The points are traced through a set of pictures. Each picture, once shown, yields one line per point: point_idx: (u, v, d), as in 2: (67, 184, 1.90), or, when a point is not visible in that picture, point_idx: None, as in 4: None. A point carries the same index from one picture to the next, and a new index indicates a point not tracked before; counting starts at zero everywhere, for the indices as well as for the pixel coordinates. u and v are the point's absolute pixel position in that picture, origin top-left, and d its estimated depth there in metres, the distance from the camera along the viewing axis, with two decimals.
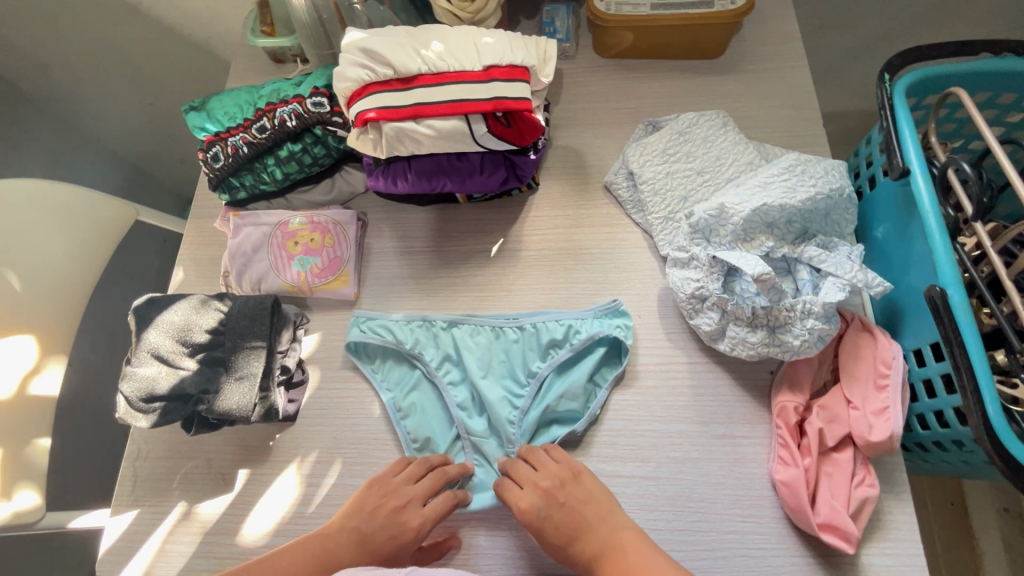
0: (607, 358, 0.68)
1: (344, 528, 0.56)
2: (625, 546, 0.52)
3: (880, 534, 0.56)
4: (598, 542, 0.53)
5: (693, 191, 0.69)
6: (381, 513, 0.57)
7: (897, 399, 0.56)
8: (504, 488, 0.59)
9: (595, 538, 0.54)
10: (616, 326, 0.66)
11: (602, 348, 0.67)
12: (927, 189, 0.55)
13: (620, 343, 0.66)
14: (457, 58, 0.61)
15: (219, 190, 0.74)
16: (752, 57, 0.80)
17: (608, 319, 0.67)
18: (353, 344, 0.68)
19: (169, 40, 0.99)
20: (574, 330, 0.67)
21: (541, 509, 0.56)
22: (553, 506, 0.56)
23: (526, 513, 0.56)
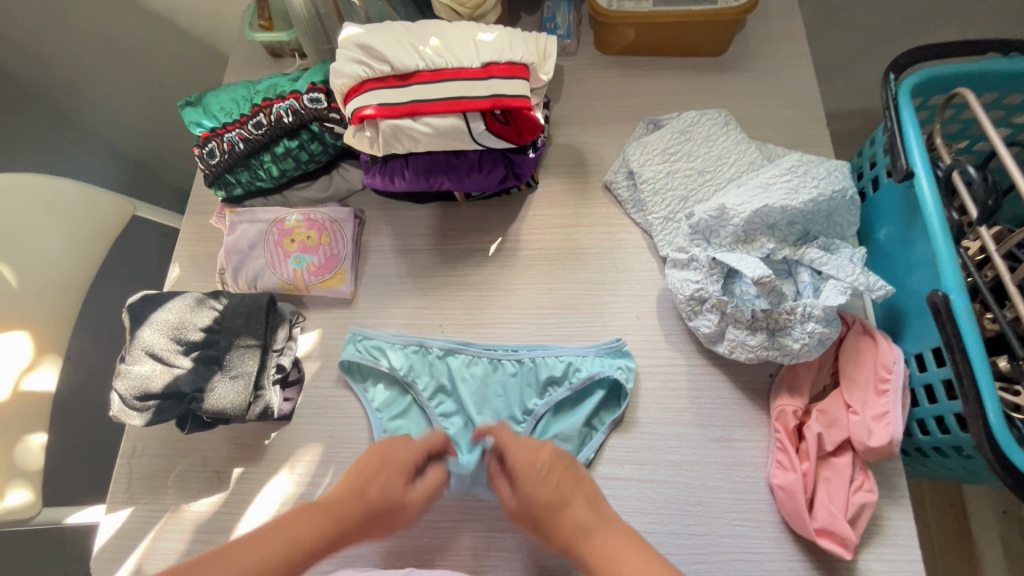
0: (606, 401, 0.65)
1: (351, 499, 0.51)
2: (607, 533, 0.47)
3: (878, 539, 0.56)
4: (583, 518, 0.49)
5: (694, 192, 0.68)
6: (382, 480, 0.54)
7: (898, 403, 0.56)
8: (507, 439, 0.58)
9: (578, 515, 0.50)
10: (617, 367, 0.64)
11: (601, 391, 0.65)
12: (930, 191, 0.54)
13: (620, 386, 0.64)
14: (455, 54, 0.61)
15: (215, 186, 0.73)
16: (755, 55, 0.79)
17: (608, 358, 0.65)
18: (346, 362, 0.67)
19: (167, 33, 0.98)
20: (574, 367, 0.66)
21: (539, 465, 0.54)
22: (552, 467, 0.54)
23: (522, 467, 0.55)
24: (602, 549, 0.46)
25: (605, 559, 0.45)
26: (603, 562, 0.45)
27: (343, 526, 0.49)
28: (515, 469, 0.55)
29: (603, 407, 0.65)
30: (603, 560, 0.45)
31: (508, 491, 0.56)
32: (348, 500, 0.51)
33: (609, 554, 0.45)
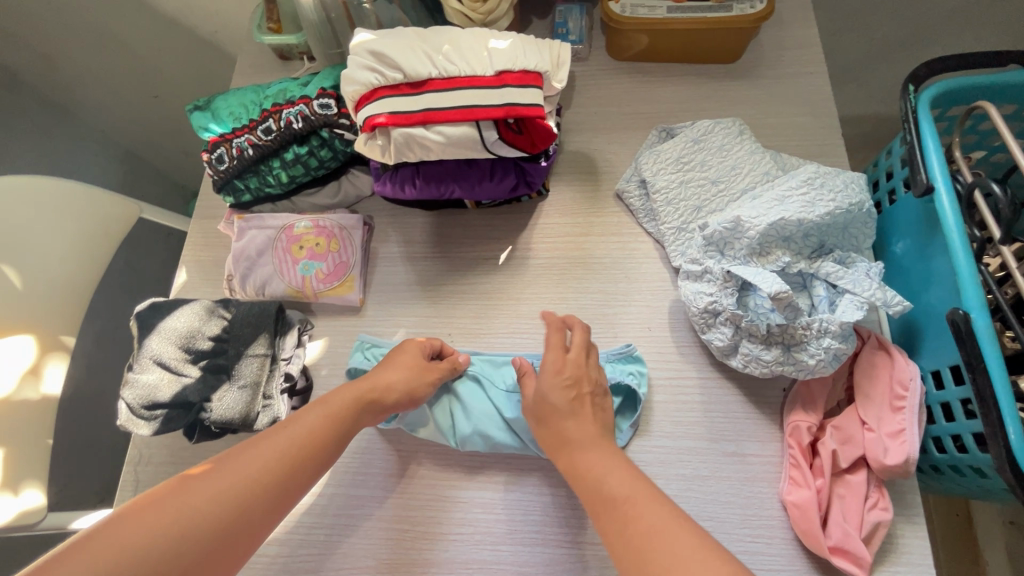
0: (621, 408, 0.64)
1: (354, 389, 0.57)
2: (602, 451, 0.53)
3: (892, 558, 0.55)
4: (587, 433, 0.55)
5: (707, 201, 0.68)
6: (392, 367, 0.59)
7: (914, 421, 0.55)
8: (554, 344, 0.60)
9: (584, 428, 0.55)
10: (630, 373, 0.64)
11: (615, 398, 0.64)
12: (952, 206, 0.53)
13: (634, 393, 0.63)
14: (468, 62, 0.60)
15: (223, 192, 0.73)
16: (769, 63, 0.78)
17: (621, 364, 0.65)
18: (354, 370, 0.66)
19: (174, 34, 0.97)
20: None
21: (567, 372, 0.58)
22: (580, 380, 0.58)
23: (555, 370, 0.58)
24: (596, 463, 0.51)
25: (599, 471, 0.51)
26: (598, 475, 0.50)
27: (348, 419, 0.55)
28: (546, 366, 0.59)
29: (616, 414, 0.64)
30: (593, 469, 0.51)
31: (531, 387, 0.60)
32: (347, 393, 0.56)
33: (602, 468, 0.51)
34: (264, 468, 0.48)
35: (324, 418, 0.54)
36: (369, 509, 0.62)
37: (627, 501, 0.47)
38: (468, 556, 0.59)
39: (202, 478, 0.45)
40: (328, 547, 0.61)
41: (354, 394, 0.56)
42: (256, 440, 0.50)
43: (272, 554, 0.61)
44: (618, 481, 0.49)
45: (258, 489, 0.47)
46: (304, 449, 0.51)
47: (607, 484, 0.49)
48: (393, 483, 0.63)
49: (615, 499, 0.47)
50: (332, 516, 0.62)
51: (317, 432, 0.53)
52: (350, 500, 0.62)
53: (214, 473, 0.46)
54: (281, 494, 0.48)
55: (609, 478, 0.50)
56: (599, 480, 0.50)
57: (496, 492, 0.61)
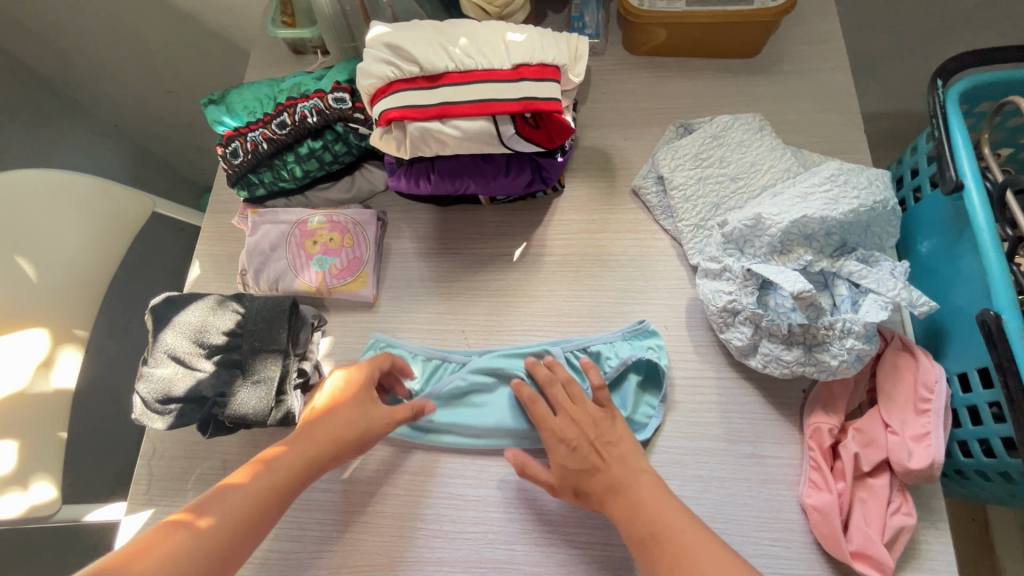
0: (645, 386, 0.65)
1: (298, 441, 0.57)
2: (635, 485, 0.54)
3: (914, 564, 0.54)
4: (616, 472, 0.55)
5: (726, 199, 0.67)
6: (341, 415, 0.59)
7: (938, 424, 0.54)
8: (536, 407, 0.60)
9: (609, 468, 0.55)
10: (647, 348, 0.64)
11: (636, 374, 0.65)
12: (982, 204, 0.51)
13: (656, 367, 0.64)
14: (485, 55, 0.59)
15: (237, 186, 0.72)
16: (790, 57, 0.77)
17: (637, 340, 0.65)
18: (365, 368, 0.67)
19: (188, 28, 0.97)
20: (605, 355, 0.65)
21: (569, 434, 0.58)
22: (580, 433, 0.58)
23: (555, 436, 0.58)
24: (629, 505, 0.53)
25: (635, 509, 0.52)
26: (630, 515, 0.52)
27: (297, 471, 0.56)
28: (548, 436, 0.59)
29: (640, 389, 0.64)
30: (628, 511, 0.53)
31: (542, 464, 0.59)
32: (294, 447, 0.57)
33: (637, 503, 0.53)
34: (208, 533, 0.50)
35: (270, 475, 0.55)
36: (381, 505, 0.61)
37: (654, 539, 0.51)
38: (481, 555, 0.58)
39: (147, 548, 0.48)
40: (340, 543, 0.60)
41: (301, 445, 0.57)
42: (201, 505, 0.52)
43: (285, 550, 0.60)
44: (650, 513, 0.52)
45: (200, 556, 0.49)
46: (249, 512, 0.52)
47: (641, 522, 0.52)
48: (405, 480, 0.62)
49: (658, 538, 0.50)
50: (346, 513, 0.61)
51: (261, 491, 0.54)
52: (363, 496, 0.62)
53: (160, 540, 0.49)
54: (225, 555, 0.50)
55: (646, 512, 0.52)
56: (642, 523, 0.52)
57: (509, 491, 0.61)
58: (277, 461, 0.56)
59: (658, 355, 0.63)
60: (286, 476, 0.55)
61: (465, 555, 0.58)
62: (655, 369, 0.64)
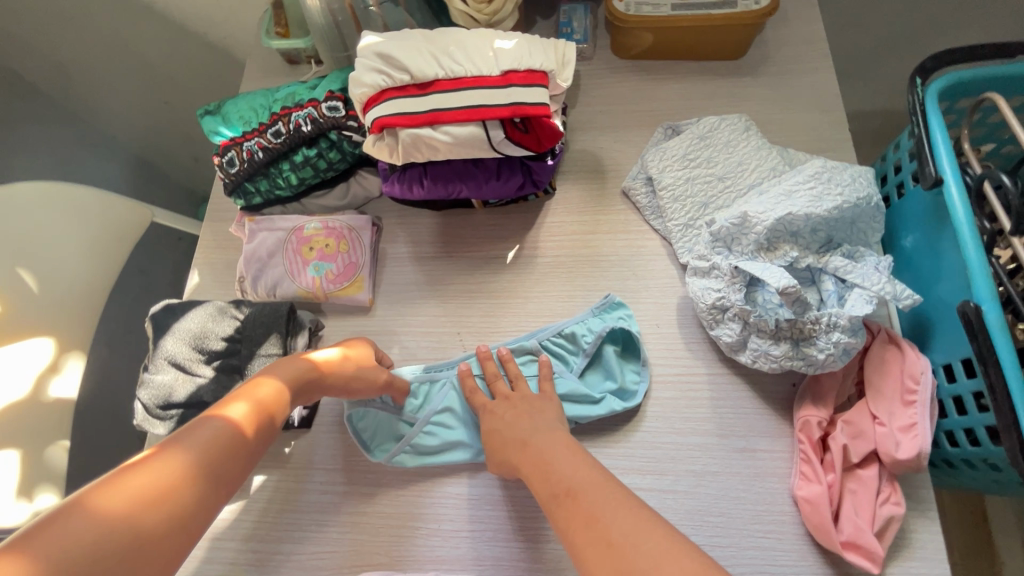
0: (624, 356, 0.67)
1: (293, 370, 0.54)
2: (551, 447, 0.53)
3: (905, 553, 0.55)
4: (531, 432, 0.56)
5: (714, 198, 0.68)
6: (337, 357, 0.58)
7: (925, 415, 0.55)
8: (476, 397, 0.63)
9: (528, 429, 0.57)
10: (619, 318, 0.66)
11: (613, 346, 0.67)
12: (961, 198, 0.53)
13: (629, 334, 0.66)
14: (474, 62, 0.60)
15: (234, 195, 0.73)
16: (775, 58, 0.78)
17: (607, 314, 0.67)
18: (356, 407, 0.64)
19: (184, 40, 0.99)
20: (582, 333, 0.66)
21: (498, 409, 0.61)
22: (508, 407, 0.60)
23: (484, 411, 0.61)
24: (541, 462, 0.52)
25: (545, 469, 0.51)
26: (543, 471, 0.51)
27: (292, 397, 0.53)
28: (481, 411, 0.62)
29: (621, 359, 0.67)
30: (540, 468, 0.51)
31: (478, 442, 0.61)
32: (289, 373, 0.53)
33: (548, 462, 0.51)
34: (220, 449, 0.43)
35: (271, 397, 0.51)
36: (381, 506, 0.62)
37: (568, 494, 0.47)
38: (477, 552, 0.59)
39: (156, 464, 0.39)
40: (340, 544, 0.61)
41: (297, 373, 0.54)
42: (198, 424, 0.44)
43: (285, 553, 0.61)
44: (564, 472, 0.49)
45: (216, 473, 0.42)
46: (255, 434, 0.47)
47: (552, 479, 0.49)
48: (404, 480, 0.63)
49: (563, 495, 0.47)
50: (347, 514, 0.62)
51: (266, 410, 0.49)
52: (363, 497, 0.63)
53: (165, 457, 0.40)
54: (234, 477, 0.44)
55: (554, 471, 0.50)
56: (547, 478, 0.50)
57: (505, 489, 0.61)
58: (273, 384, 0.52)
59: (626, 321, 0.66)
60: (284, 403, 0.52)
61: (465, 553, 0.59)
62: (628, 336, 0.67)
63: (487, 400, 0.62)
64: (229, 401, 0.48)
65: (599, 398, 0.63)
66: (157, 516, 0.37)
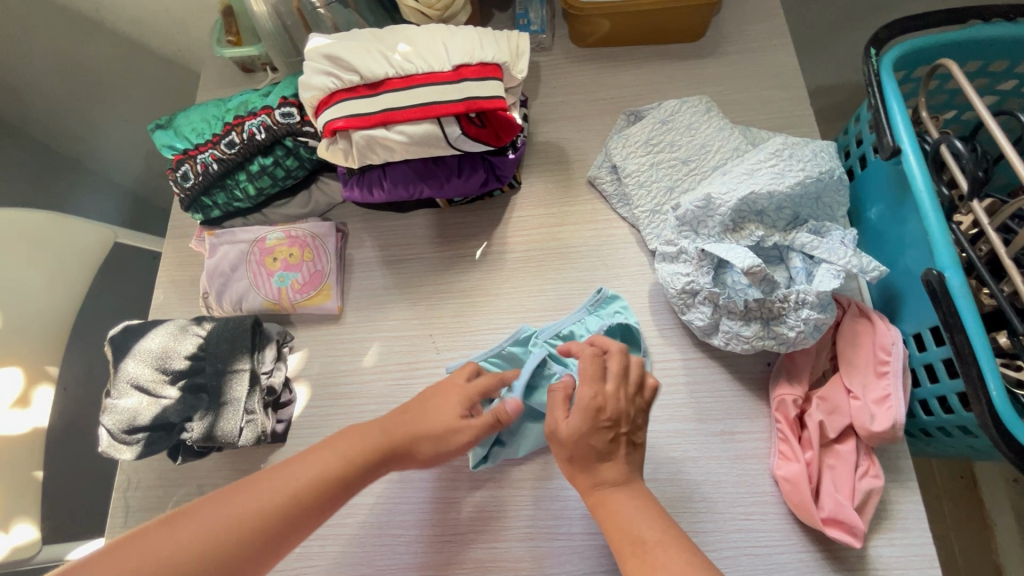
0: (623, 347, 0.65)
1: (366, 431, 0.54)
2: (634, 498, 0.50)
3: (887, 525, 0.55)
4: (617, 473, 0.51)
5: (680, 181, 0.67)
6: (416, 422, 0.54)
7: (898, 385, 0.55)
8: (588, 370, 0.52)
9: (614, 470, 0.51)
10: (615, 312, 0.65)
11: (614, 340, 0.65)
12: (919, 165, 0.52)
13: (629, 328, 0.65)
14: (425, 59, 0.59)
15: (191, 210, 0.71)
16: (734, 38, 0.78)
17: (603, 309, 0.66)
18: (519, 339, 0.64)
19: (138, 54, 0.97)
20: (579, 333, 0.64)
21: (608, 408, 0.51)
22: (619, 413, 0.51)
23: (597, 405, 0.51)
24: (624, 510, 0.49)
25: (624, 517, 0.48)
26: (625, 521, 0.48)
27: (364, 461, 0.53)
28: (588, 397, 0.51)
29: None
30: (620, 518, 0.49)
31: (560, 413, 0.52)
32: (361, 435, 0.54)
33: (630, 514, 0.48)
34: (254, 513, 0.47)
35: (338, 462, 0.52)
36: (360, 515, 0.60)
37: (647, 546, 0.46)
38: (464, 555, 0.58)
39: (191, 517, 0.46)
40: (322, 557, 0.59)
41: (379, 439, 0.54)
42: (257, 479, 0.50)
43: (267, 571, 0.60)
44: (649, 526, 0.47)
45: (253, 530, 0.46)
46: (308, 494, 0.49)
47: (635, 529, 0.47)
48: (383, 489, 0.61)
49: (643, 543, 0.46)
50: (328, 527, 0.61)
51: (324, 473, 0.51)
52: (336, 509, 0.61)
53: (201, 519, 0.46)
54: (275, 538, 0.48)
55: (633, 525, 0.48)
56: (623, 526, 0.48)
57: (487, 491, 0.60)
58: (343, 447, 0.53)
59: (623, 314, 0.65)
60: (361, 470, 0.52)
61: (447, 558, 0.58)
62: (627, 330, 0.65)
63: (600, 389, 0.52)
64: (312, 455, 0.52)
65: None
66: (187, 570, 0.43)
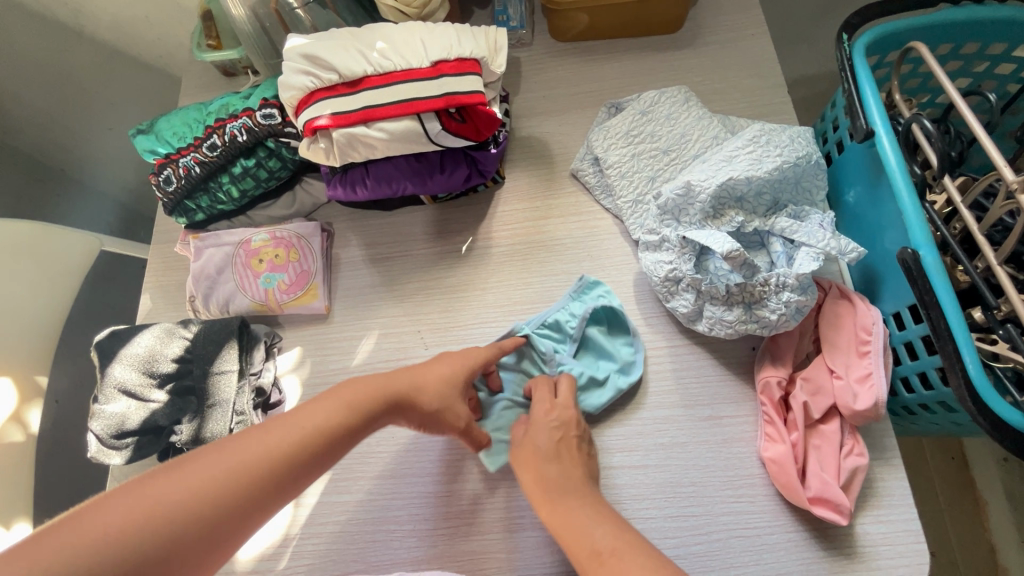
0: (611, 329, 0.66)
1: (370, 383, 0.52)
2: (586, 510, 0.49)
3: (873, 502, 0.56)
4: (569, 482, 0.52)
5: (661, 171, 0.68)
6: (423, 374, 0.55)
7: (879, 364, 0.55)
8: (539, 383, 0.62)
9: (566, 478, 0.52)
10: (598, 296, 0.66)
11: (601, 323, 0.66)
12: (891, 147, 0.53)
13: (613, 309, 0.65)
14: (403, 57, 0.60)
15: (175, 214, 0.71)
16: (712, 29, 0.79)
17: (586, 294, 0.66)
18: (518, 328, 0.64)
19: (119, 60, 0.96)
20: (566, 319, 0.65)
21: (552, 413, 0.58)
22: (564, 419, 0.57)
23: (544, 412, 0.58)
24: (577, 522, 0.47)
25: (582, 528, 0.47)
26: (580, 533, 0.46)
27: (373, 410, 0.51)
28: (536, 405, 0.59)
29: (609, 335, 0.66)
30: (576, 528, 0.47)
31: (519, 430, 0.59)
32: (367, 386, 0.52)
33: (585, 523, 0.47)
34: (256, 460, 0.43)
35: (343, 411, 0.49)
36: (354, 513, 0.60)
37: (607, 553, 0.44)
38: (457, 548, 0.58)
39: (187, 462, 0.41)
40: (316, 556, 0.59)
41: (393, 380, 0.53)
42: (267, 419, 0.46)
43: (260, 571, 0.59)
44: (605, 532, 0.46)
45: (268, 472, 0.43)
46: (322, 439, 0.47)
47: (591, 539, 0.45)
48: (375, 484, 0.61)
49: (599, 554, 0.44)
50: (321, 525, 0.60)
51: (336, 422, 0.48)
52: (326, 507, 0.61)
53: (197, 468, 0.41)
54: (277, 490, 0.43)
55: (592, 535, 0.46)
56: (580, 538, 0.46)
57: (478, 483, 0.60)
58: (350, 398, 0.50)
59: (605, 297, 0.65)
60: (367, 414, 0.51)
61: (442, 552, 0.58)
62: (611, 313, 0.66)
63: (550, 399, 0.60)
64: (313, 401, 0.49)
65: (602, 380, 0.62)
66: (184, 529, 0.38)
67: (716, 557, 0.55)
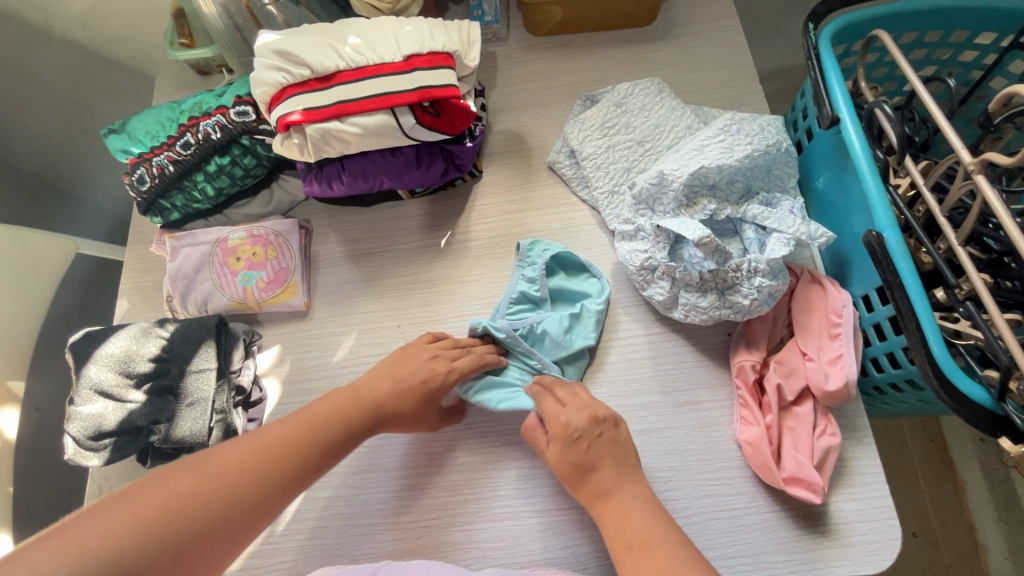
0: (569, 271, 0.69)
1: (349, 397, 0.57)
2: (629, 499, 0.52)
3: (846, 480, 0.57)
4: (609, 479, 0.53)
5: (635, 162, 0.69)
6: (399, 390, 0.58)
7: (850, 345, 0.57)
8: (544, 400, 0.58)
9: (606, 477, 0.53)
10: (545, 250, 0.67)
11: (557, 271, 0.68)
12: (855, 132, 0.55)
13: (559, 255, 0.68)
14: (376, 51, 0.60)
15: (150, 214, 0.71)
16: (685, 21, 0.80)
17: (530, 257, 0.67)
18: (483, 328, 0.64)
19: (92, 63, 0.95)
20: (529, 287, 0.66)
21: (578, 433, 0.55)
22: (589, 435, 0.55)
23: (562, 428, 0.55)
24: (618, 515, 0.51)
25: (621, 516, 0.51)
26: (618, 520, 0.51)
27: (357, 422, 0.56)
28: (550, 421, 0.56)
29: (569, 277, 0.69)
30: (616, 517, 0.51)
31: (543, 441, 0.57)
32: (348, 399, 0.57)
33: (626, 514, 0.51)
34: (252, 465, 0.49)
35: (331, 424, 0.55)
36: (337, 509, 0.60)
37: (641, 545, 0.48)
38: (440, 539, 0.58)
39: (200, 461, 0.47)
40: (299, 552, 0.59)
41: (382, 388, 0.58)
42: (255, 432, 0.52)
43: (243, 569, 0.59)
44: (639, 525, 0.50)
45: (266, 470, 0.49)
46: (307, 448, 0.52)
47: (625, 528, 0.50)
48: (358, 479, 0.62)
49: (632, 546, 0.49)
50: (305, 521, 0.60)
51: (330, 430, 0.54)
52: (309, 503, 0.61)
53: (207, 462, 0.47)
54: (269, 493, 0.49)
55: (631, 529, 0.50)
56: (619, 529, 0.50)
57: (461, 474, 0.61)
58: (338, 406, 0.56)
59: (550, 248, 0.67)
60: (351, 420, 0.56)
61: (426, 543, 0.58)
62: (560, 258, 0.68)
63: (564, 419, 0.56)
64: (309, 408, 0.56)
65: (580, 312, 0.65)
66: (190, 522, 0.44)
67: (696, 539, 0.56)
